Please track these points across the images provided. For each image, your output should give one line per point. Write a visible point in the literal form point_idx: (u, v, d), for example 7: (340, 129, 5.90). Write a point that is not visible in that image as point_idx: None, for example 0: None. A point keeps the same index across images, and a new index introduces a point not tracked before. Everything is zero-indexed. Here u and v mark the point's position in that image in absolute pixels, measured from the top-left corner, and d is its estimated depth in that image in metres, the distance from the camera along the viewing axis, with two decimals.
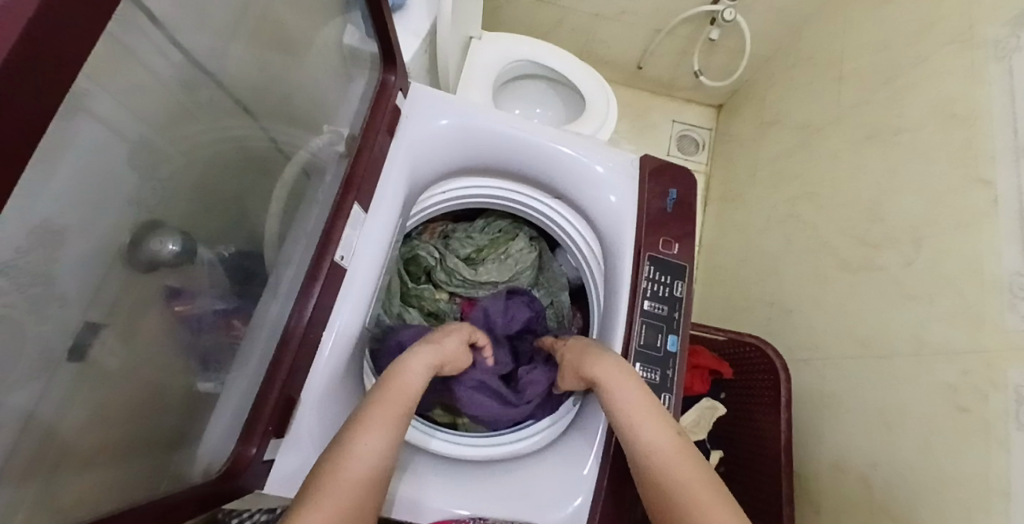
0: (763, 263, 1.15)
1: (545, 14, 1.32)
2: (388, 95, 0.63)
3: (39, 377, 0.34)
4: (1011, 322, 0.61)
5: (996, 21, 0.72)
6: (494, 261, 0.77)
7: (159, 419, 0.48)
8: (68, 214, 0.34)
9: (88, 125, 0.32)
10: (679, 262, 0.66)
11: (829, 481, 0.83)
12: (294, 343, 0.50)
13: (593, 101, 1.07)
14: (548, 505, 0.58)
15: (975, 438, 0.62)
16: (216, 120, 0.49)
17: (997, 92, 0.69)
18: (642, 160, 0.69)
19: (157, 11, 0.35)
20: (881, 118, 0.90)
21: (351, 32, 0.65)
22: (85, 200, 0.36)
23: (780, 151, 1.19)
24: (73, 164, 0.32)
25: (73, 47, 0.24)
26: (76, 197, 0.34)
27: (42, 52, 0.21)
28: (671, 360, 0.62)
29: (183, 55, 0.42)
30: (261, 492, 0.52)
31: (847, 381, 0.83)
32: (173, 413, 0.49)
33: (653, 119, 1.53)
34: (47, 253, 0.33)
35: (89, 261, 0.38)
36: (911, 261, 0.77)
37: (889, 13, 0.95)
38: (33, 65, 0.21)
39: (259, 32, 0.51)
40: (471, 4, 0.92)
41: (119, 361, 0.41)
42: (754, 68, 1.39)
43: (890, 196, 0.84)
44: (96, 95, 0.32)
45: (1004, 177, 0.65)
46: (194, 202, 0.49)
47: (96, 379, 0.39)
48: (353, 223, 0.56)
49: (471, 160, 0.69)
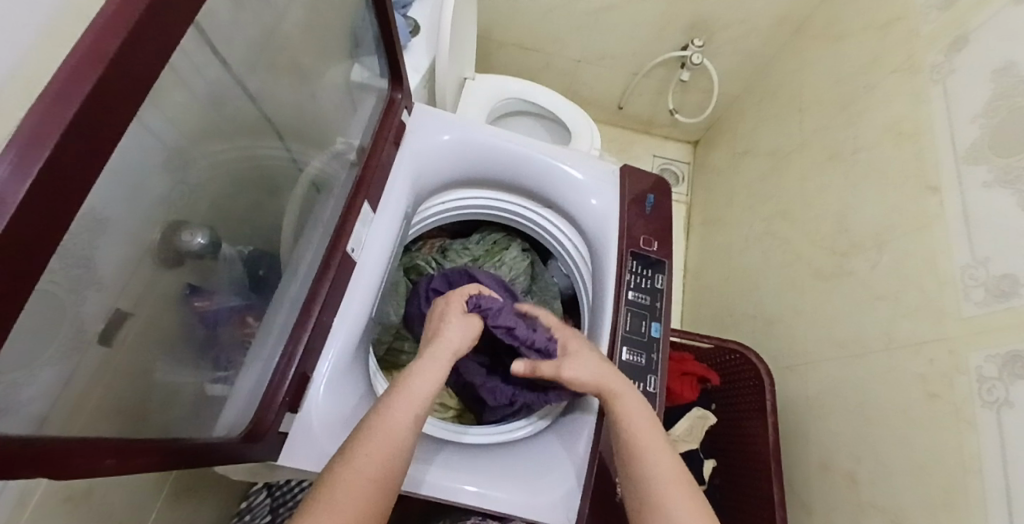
0: (744, 279, 1.22)
1: (532, 59, 1.45)
2: (395, 111, 0.74)
3: (71, 354, 0.34)
4: (966, 309, 0.66)
5: (931, 51, 0.82)
6: (490, 268, 0.83)
7: (173, 412, 0.48)
8: (134, 198, 0.37)
9: (159, 118, 0.37)
10: (658, 257, 0.75)
11: (819, 483, 0.85)
12: (312, 325, 0.58)
13: (579, 131, 1.17)
14: (549, 483, 0.63)
15: (944, 421, 0.65)
16: (239, 133, 0.51)
17: (937, 110, 0.78)
18: (620, 170, 0.79)
19: (218, 31, 0.41)
20: (839, 140, 1.00)
21: (360, 69, 0.71)
22: (140, 191, 0.38)
23: (753, 178, 1.28)
24: (147, 149, 0.36)
25: (153, 55, 0.29)
26: (142, 184, 0.38)
27: (127, 66, 0.27)
28: (654, 345, 0.70)
29: (233, 79, 0.47)
30: (275, 464, 0.58)
31: (827, 382, 0.87)
32: (187, 406, 0.49)
33: (636, 153, 1.65)
34: (91, 239, 0.32)
35: (134, 244, 0.40)
36: (875, 264, 0.83)
37: (839, 51, 1.07)
38: (124, 65, 0.26)
39: (276, 62, 0.54)
40: (467, 46, 1.04)
41: (137, 352, 0.42)
42: (726, 107, 1.51)
43: (854, 207, 0.91)
44: (172, 89, 0.37)
45: (948, 181, 0.73)
46: (219, 206, 0.52)
47: (118, 366, 0.40)
48: (362, 220, 0.65)
49: (470, 172, 0.77)
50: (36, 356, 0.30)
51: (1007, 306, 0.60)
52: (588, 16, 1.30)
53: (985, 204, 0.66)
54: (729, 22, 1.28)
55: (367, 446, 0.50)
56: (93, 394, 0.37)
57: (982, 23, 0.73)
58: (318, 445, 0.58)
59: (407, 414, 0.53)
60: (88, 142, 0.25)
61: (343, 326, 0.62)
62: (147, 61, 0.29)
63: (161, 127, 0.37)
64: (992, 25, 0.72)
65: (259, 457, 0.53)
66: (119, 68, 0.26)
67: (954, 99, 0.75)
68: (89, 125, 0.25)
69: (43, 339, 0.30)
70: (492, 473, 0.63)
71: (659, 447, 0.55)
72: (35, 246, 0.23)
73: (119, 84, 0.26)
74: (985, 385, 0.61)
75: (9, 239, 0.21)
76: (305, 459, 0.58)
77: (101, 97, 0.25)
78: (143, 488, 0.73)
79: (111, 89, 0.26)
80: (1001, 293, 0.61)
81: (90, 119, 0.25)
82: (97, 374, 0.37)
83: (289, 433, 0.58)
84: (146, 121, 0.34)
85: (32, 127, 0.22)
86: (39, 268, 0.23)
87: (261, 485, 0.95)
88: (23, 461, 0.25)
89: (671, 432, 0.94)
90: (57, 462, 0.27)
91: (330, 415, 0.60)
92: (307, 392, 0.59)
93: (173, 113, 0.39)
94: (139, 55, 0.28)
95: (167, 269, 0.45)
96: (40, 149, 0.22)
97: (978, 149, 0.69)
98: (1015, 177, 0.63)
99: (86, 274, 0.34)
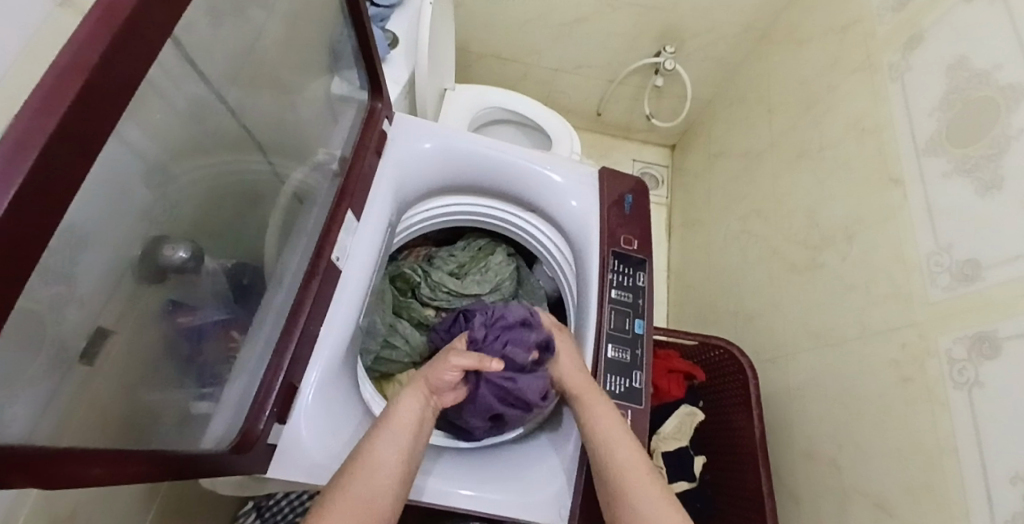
0: (724, 277, 1.24)
1: (510, 69, 1.47)
2: (376, 120, 0.75)
3: (51, 374, 0.34)
4: (934, 294, 0.68)
5: (888, 50, 0.86)
6: (476, 274, 0.84)
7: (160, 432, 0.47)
8: (115, 213, 0.38)
9: (139, 136, 0.37)
10: (639, 255, 0.77)
11: (804, 472, 0.87)
12: (296, 335, 0.58)
13: (558, 137, 1.19)
14: (539, 482, 0.64)
15: (920, 403, 0.67)
16: (220, 147, 0.52)
17: (895, 107, 0.82)
18: (598, 173, 0.81)
19: (197, 49, 0.42)
20: (806, 138, 1.03)
21: (340, 82, 0.72)
22: (122, 205, 0.38)
23: (728, 178, 1.32)
24: (128, 164, 0.36)
25: (133, 65, 0.30)
26: (122, 199, 0.38)
27: (109, 74, 0.27)
28: (639, 341, 0.72)
29: (212, 91, 0.47)
30: (264, 477, 0.57)
31: (807, 373, 0.90)
32: (172, 423, 0.49)
33: (614, 157, 1.68)
34: (71, 253, 0.32)
35: (115, 257, 0.39)
36: (846, 256, 0.86)
37: (802, 53, 1.11)
38: (107, 74, 0.27)
39: (257, 75, 0.55)
40: (443, 57, 1.05)
41: (117, 368, 0.41)
42: (699, 109, 1.55)
43: (823, 202, 0.95)
44: (153, 105, 0.37)
45: (910, 172, 0.76)
46: (202, 219, 0.52)
47: (97, 384, 0.39)
48: (347, 228, 0.66)
49: (453, 179, 0.78)
50: (20, 371, 0.30)
51: (972, 289, 0.63)
52: (562, 26, 1.34)
53: (946, 194, 0.69)
54: (698, 29, 1.32)
55: (354, 474, 0.51)
56: (77, 408, 0.37)
57: (935, 21, 0.77)
58: (308, 457, 0.58)
59: (394, 429, 0.55)
60: (72, 148, 0.25)
61: (329, 335, 0.62)
62: (128, 71, 0.29)
63: (141, 142, 0.38)
64: (945, 23, 0.75)
65: (249, 470, 0.53)
66: (100, 79, 0.27)
67: (912, 96, 0.79)
68: (72, 135, 0.25)
69: (26, 354, 0.30)
70: (483, 477, 0.65)
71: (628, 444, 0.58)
72: (18, 255, 0.23)
73: (102, 96, 0.27)
74: (955, 366, 0.63)
75: None
76: (297, 472, 0.58)
77: (84, 107, 0.25)
78: (127, 511, 0.71)
79: (94, 98, 0.26)
80: (966, 278, 0.64)
81: (73, 129, 0.25)
82: (81, 389, 0.37)
83: (278, 445, 0.58)
84: (128, 134, 0.35)
85: (18, 134, 0.22)
86: (23, 271, 0.23)
87: (249, 503, 0.92)
88: (12, 471, 0.25)
89: (660, 430, 0.95)
90: (45, 471, 0.27)
91: (319, 424, 0.60)
92: (294, 404, 0.59)
93: (152, 127, 0.39)
94: (119, 64, 0.28)
95: (150, 283, 0.45)
96: (25, 157, 0.22)
97: (936, 141, 0.72)
98: (972, 166, 0.66)
99: (69, 286, 0.34)
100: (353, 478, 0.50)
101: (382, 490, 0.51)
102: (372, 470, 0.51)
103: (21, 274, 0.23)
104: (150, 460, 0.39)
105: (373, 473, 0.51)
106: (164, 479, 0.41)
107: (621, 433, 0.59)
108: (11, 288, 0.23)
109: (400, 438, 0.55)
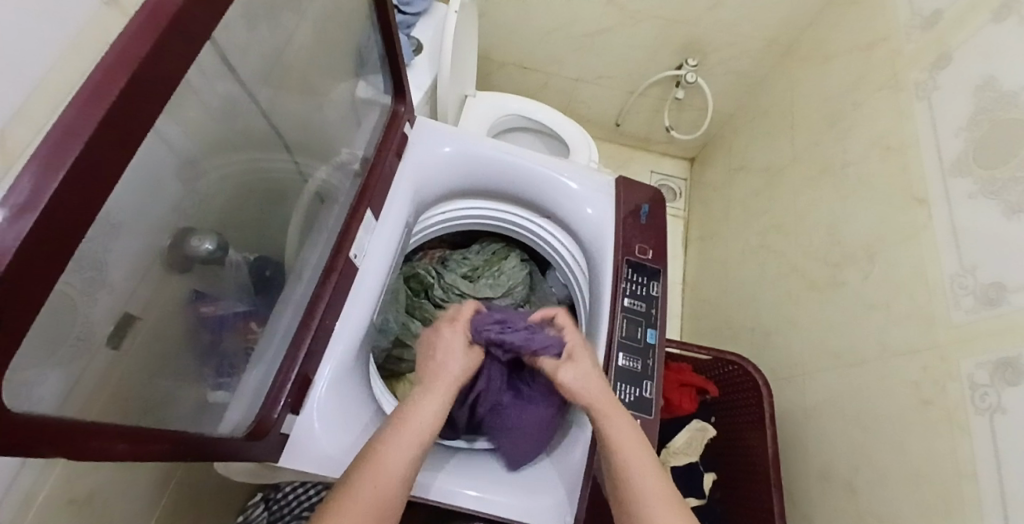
0: (741, 291, 1.24)
1: (532, 79, 1.49)
2: (398, 123, 0.77)
3: (79, 358, 0.35)
4: (956, 317, 0.67)
5: (915, 70, 0.85)
6: (490, 277, 0.85)
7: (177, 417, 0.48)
8: (148, 207, 0.39)
9: (173, 131, 0.38)
10: (653, 265, 0.77)
11: (820, 495, 0.85)
12: (313, 329, 0.60)
13: (577, 146, 1.20)
14: (539, 491, 0.65)
15: (940, 428, 0.66)
16: (247, 144, 0.53)
17: (922, 126, 0.81)
18: (615, 182, 0.81)
19: (231, 53, 0.44)
20: (829, 154, 1.02)
21: (366, 86, 0.74)
22: (154, 198, 0.40)
23: (748, 192, 1.31)
24: (162, 159, 0.38)
25: (176, 60, 0.31)
26: (154, 194, 0.40)
27: (155, 67, 0.29)
28: (650, 351, 0.72)
29: (243, 91, 0.49)
30: (275, 466, 0.59)
31: (824, 393, 0.88)
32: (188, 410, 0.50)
33: (633, 168, 1.68)
34: (106, 240, 0.34)
35: (146, 247, 0.41)
36: (867, 275, 0.85)
37: (828, 70, 1.10)
38: (154, 67, 0.29)
39: (287, 78, 0.57)
40: (467, 65, 1.07)
41: (140, 353, 0.43)
42: (721, 123, 1.55)
43: (845, 219, 0.93)
44: (185, 105, 0.39)
45: (935, 192, 0.75)
46: (226, 214, 0.53)
47: (123, 367, 0.41)
48: (366, 227, 0.67)
49: (470, 183, 0.80)
50: (54, 348, 0.31)
51: (996, 312, 0.61)
52: (585, 37, 1.35)
53: (970, 215, 0.68)
54: (721, 43, 1.33)
55: (365, 469, 0.51)
56: (105, 388, 0.38)
57: (965, 40, 0.76)
58: (319, 449, 0.59)
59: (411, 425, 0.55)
60: (118, 135, 0.27)
61: (343, 331, 0.64)
62: (173, 65, 0.31)
63: (174, 139, 0.39)
64: (974, 44, 0.74)
65: (262, 458, 0.54)
66: (142, 79, 0.28)
67: (938, 116, 0.78)
68: (113, 131, 0.26)
69: (59, 332, 0.31)
70: (490, 482, 0.65)
71: (644, 466, 0.55)
72: (60, 237, 0.24)
73: (142, 96, 0.28)
74: (977, 391, 0.62)
75: (45, 222, 0.23)
76: (306, 462, 0.59)
77: (131, 95, 0.27)
78: (141, 494, 0.73)
79: (140, 90, 0.28)
80: (989, 301, 0.62)
81: (121, 116, 0.27)
82: (107, 372, 0.39)
83: (290, 436, 0.59)
84: (164, 131, 0.37)
85: (69, 121, 0.24)
86: (68, 248, 0.25)
87: (260, 497, 0.93)
88: (44, 439, 0.26)
89: (670, 444, 0.95)
90: (74, 446, 0.29)
91: (330, 416, 0.61)
92: (308, 395, 0.60)
93: (187, 124, 0.41)
94: (164, 58, 0.30)
95: (175, 274, 0.47)
96: (73, 143, 0.24)
97: (962, 161, 0.71)
98: (999, 188, 0.65)
99: (101, 273, 0.35)
100: (365, 473, 0.50)
101: (395, 488, 0.51)
102: (383, 473, 0.51)
103: (63, 256, 0.25)
104: (173, 439, 0.41)
105: (388, 470, 0.51)
106: (184, 457, 0.42)
107: (630, 447, 0.56)
108: (58, 263, 0.25)
109: (413, 441, 0.54)
